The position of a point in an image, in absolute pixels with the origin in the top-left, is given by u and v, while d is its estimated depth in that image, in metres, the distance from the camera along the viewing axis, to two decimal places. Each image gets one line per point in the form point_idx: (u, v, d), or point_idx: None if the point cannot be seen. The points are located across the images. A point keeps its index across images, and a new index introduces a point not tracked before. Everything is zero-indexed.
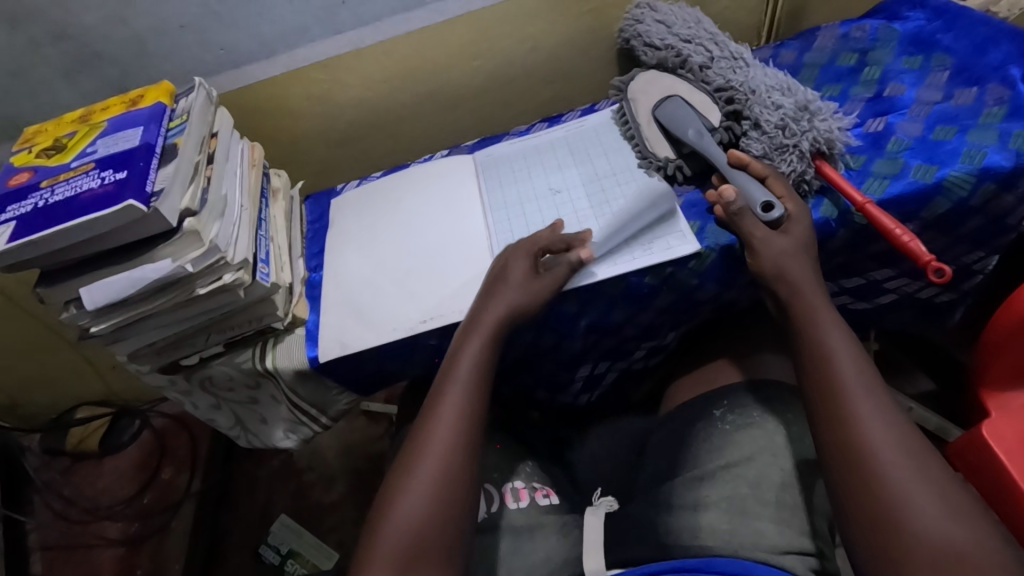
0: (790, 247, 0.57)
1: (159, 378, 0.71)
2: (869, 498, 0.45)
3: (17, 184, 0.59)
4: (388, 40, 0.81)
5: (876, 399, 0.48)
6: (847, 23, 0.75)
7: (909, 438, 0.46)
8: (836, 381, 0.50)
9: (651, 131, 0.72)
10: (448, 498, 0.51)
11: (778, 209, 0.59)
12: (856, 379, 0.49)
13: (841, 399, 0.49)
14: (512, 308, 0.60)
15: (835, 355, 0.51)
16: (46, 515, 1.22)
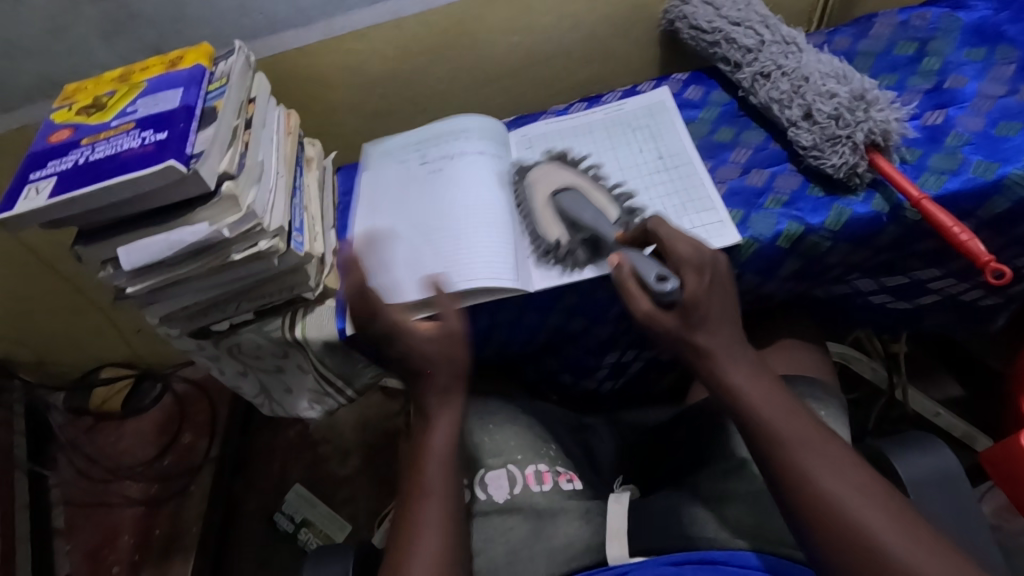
0: (676, 324, 0.52)
1: (187, 343, 0.72)
2: (853, 571, 0.42)
3: (57, 142, 0.59)
4: (427, 12, 0.79)
5: (822, 453, 0.46)
6: (907, 11, 0.72)
7: (861, 478, 0.45)
8: (776, 437, 0.47)
9: (545, 212, 0.67)
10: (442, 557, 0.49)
11: (672, 281, 0.52)
12: (796, 429, 0.47)
13: (790, 456, 0.46)
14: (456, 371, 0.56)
15: (764, 408, 0.48)
16: (68, 472, 1.24)
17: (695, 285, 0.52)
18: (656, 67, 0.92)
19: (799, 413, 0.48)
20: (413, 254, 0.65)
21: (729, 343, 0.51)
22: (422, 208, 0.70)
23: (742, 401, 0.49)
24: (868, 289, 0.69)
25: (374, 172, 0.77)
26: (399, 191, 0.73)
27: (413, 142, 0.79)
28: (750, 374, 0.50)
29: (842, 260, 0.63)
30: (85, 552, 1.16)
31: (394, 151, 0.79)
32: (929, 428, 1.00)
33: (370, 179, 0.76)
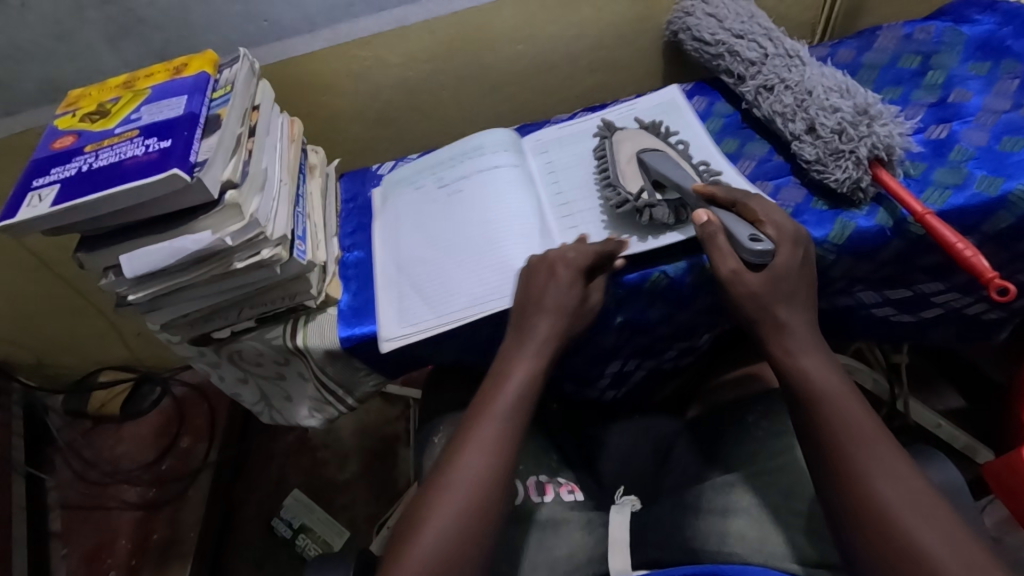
0: (762, 286, 0.54)
1: (189, 349, 0.71)
2: (887, 558, 0.43)
3: (61, 148, 0.59)
4: (432, 20, 0.79)
5: (882, 453, 0.46)
6: (911, 24, 0.72)
7: (917, 486, 0.45)
8: (841, 428, 0.48)
9: (630, 167, 0.66)
10: (474, 506, 0.48)
11: (763, 244, 0.55)
12: (865, 425, 0.48)
13: (849, 448, 0.47)
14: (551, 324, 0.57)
15: (832, 400, 0.49)
16: (66, 475, 1.24)
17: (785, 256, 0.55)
18: (660, 77, 0.92)
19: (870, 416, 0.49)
20: (434, 290, 0.66)
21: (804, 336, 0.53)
22: (442, 236, 0.70)
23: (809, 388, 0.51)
24: (871, 301, 0.69)
25: (395, 196, 0.78)
26: (413, 222, 0.73)
27: (423, 165, 0.79)
28: (823, 368, 0.51)
29: (846, 273, 0.63)
30: (83, 556, 1.15)
31: (408, 176, 0.79)
32: (929, 439, 1.00)
33: (386, 214, 0.77)
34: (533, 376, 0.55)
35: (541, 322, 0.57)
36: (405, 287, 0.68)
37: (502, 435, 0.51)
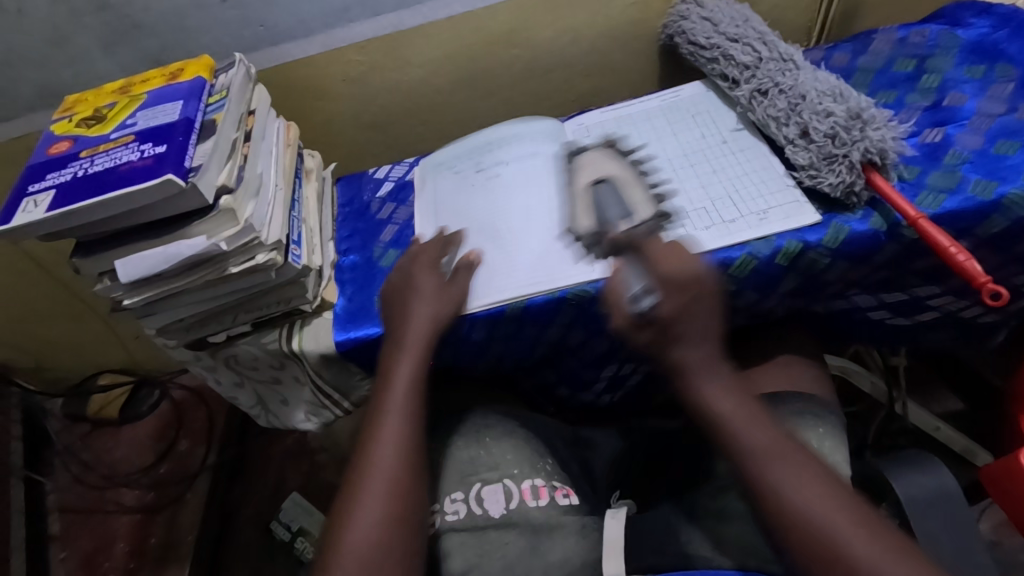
0: (652, 339, 0.53)
1: (184, 354, 0.72)
2: (807, 556, 0.43)
3: (56, 153, 0.59)
4: (427, 24, 0.79)
5: (784, 457, 0.47)
6: (906, 28, 0.72)
7: (826, 483, 0.45)
8: (744, 448, 0.48)
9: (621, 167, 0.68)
10: (394, 501, 0.51)
11: (650, 299, 0.54)
12: (762, 440, 0.48)
13: (758, 469, 0.47)
14: (432, 322, 0.61)
15: (731, 422, 0.49)
16: (65, 478, 1.24)
17: (671, 305, 0.52)
18: (656, 80, 0.92)
19: (768, 425, 0.49)
20: (474, 273, 0.66)
21: (701, 358, 0.52)
22: (483, 219, 0.70)
23: (710, 414, 0.50)
24: (867, 304, 0.69)
25: (426, 191, 0.77)
26: (452, 205, 0.73)
27: (463, 152, 0.80)
28: (722, 390, 0.51)
29: (841, 278, 0.62)
30: (80, 561, 1.14)
31: (449, 159, 0.79)
32: (927, 442, 1.00)
33: (423, 195, 0.77)
34: (417, 374, 0.59)
35: (411, 323, 0.61)
36: None
37: (405, 430, 0.56)
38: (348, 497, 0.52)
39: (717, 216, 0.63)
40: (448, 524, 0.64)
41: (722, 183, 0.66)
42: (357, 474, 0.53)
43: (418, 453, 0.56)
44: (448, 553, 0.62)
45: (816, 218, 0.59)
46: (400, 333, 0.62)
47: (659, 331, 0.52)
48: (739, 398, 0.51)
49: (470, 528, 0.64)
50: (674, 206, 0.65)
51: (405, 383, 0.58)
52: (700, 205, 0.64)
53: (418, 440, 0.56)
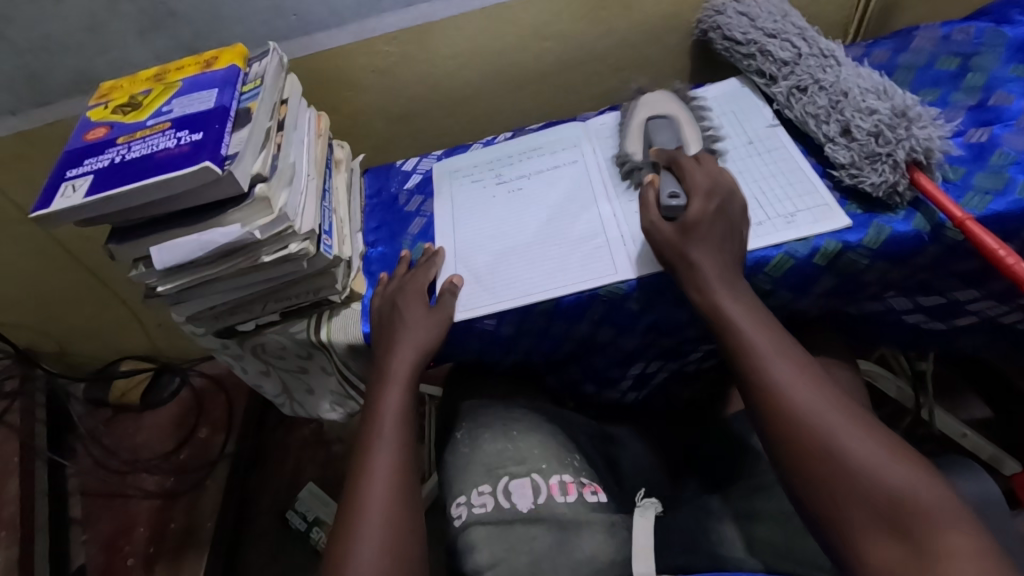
0: (673, 234, 0.57)
1: (212, 341, 0.72)
2: (810, 453, 0.44)
3: (94, 139, 0.59)
4: (459, 16, 0.79)
5: (794, 362, 0.49)
6: (950, 25, 0.70)
7: (839, 399, 0.46)
8: (758, 354, 0.50)
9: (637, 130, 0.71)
10: (392, 530, 0.52)
11: (680, 200, 0.58)
12: (768, 345, 0.50)
13: (767, 373, 0.48)
14: (416, 348, 0.62)
15: (744, 333, 0.51)
16: (87, 462, 1.25)
17: (698, 207, 0.56)
18: (687, 76, 0.91)
19: (789, 343, 0.50)
20: (495, 273, 0.66)
21: (716, 266, 0.55)
22: (504, 220, 0.70)
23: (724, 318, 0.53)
24: (902, 307, 0.68)
25: (447, 190, 0.77)
26: (472, 212, 0.73)
27: (482, 159, 0.79)
28: (741, 305, 0.53)
29: (879, 279, 0.61)
30: (102, 544, 1.15)
31: (471, 167, 0.78)
32: (954, 449, 0.98)
33: (441, 201, 0.76)
34: (402, 404, 0.60)
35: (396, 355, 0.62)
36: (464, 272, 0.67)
37: (396, 460, 0.56)
38: (344, 533, 0.52)
39: (745, 216, 0.61)
40: (475, 516, 0.62)
41: (748, 183, 0.64)
42: (349, 510, 0.53)
43: (412, 483, 0.56)
44: (473, 547, 0.60)
45: (848, 221, 0.58)
46: (384, 365, 0.62)
47: (683, 227, 0.56)
48: (764, 314, 0.53)
49: (497, 521, 0.61)
50: None
51: (392, 413, 0.59)
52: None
53: (412, 466, 0.57)
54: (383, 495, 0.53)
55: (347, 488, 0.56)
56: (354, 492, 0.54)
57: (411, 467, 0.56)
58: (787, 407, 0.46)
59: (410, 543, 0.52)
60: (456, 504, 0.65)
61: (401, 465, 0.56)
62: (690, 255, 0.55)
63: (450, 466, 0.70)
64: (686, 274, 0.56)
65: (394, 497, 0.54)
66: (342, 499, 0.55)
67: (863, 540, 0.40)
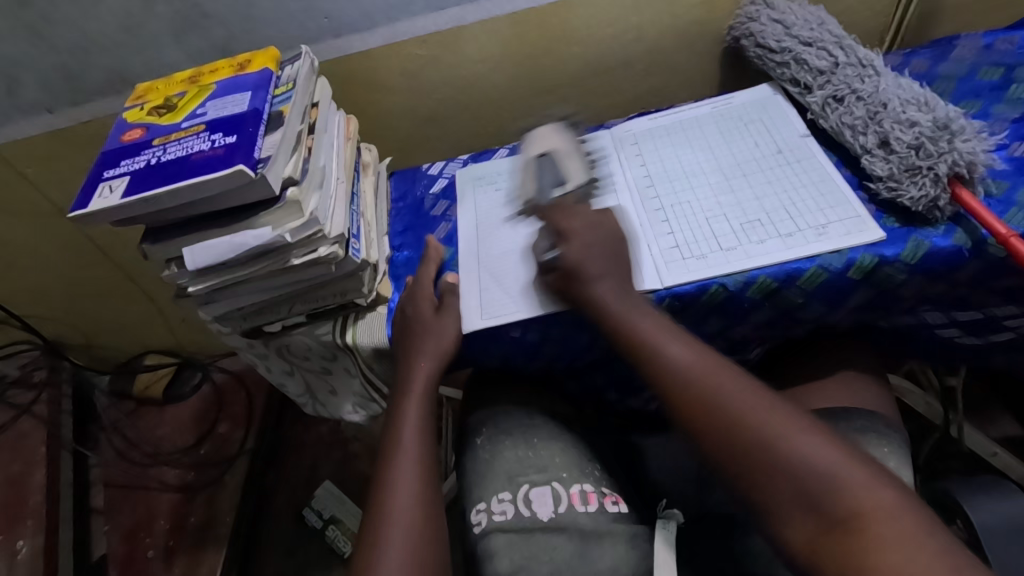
0: (557, 283, 0.58)
1: (239, 341, 0.73)
2: (734, 446, 0.45)
3: (130, 140, 0.60)
4: (489, 20, 0.79)
5: (687, 351, 0.51)
6: (992, 35, 0.69)
7: (743, 380, 0.48)
8: (664, 354, 0.51)
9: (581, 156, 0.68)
10: (420, 540, 0.51)
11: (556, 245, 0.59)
12: (671, 341, 0.52)
13: (682, 379, 0.49)
14: (434, 365, 0.62)
15: (657, 343, 0.52)
16: (110, 454, 1.27)
17: (574, 249, 0.57)
18: (716, 82, 0.90)
19: (685, 336, 0.52)
20: (520, 281, 0.65)
21: (609, 289, 0.56)
22: (526, 228, 0.70)
23: (636, 338, 0.53)
24: (937, 322, 0.66)
25: (472, 195, 0.77)
26: (495, 219, 0.72)
27: (506, 166, 0.79)
28: (649, 318, 0.54)
29: (916, 294, 0.60)
30: (122, 534, 1.17)
31: (495, 174, 0.78)
32: (984, 467, 0.96)
33: (466, 207, 0.76)
34: (421, 419, 0.60)
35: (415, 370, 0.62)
36: (488, 278, 0.67)
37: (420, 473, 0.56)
38: (368, 546, 0.51)
39: (774, 228, 0.60)
40: (495, 524, 0.63)
41: (778, 194, 0.63)
42: (373, 521, 0.53)
43: (435, 495, 0.56)
44: (493, 553, 0.61)
45: (881, 236, 0.57)
46: (402, 379, 0.63)
47: (564, 277, 0.57)
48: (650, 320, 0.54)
49: (519, 529, 0.62)
50: (729, 216, 0.63)
51: (411, 428, 0.59)
52: (756, 216, 0.62)
53: (434, 482, 0.56)
54: (409, 506, 0.53)
55: (371, 502, 0.55)
56: (377, 503, 0.54)
57: (432, 480, 0.56)
58: (716, 405, 0.47)
59: (436, 556, 0.51)
60: (475, 510, 0.66)
61: (424, 477, 0.56)
62: (579, 281, 0.57)
63: (470, 472, 0.69)
64: (588, 304, 0.56)
65: (419, 508, 0.53)
66: (365, 513, 0.55)
67: (793, 520, 0.42)
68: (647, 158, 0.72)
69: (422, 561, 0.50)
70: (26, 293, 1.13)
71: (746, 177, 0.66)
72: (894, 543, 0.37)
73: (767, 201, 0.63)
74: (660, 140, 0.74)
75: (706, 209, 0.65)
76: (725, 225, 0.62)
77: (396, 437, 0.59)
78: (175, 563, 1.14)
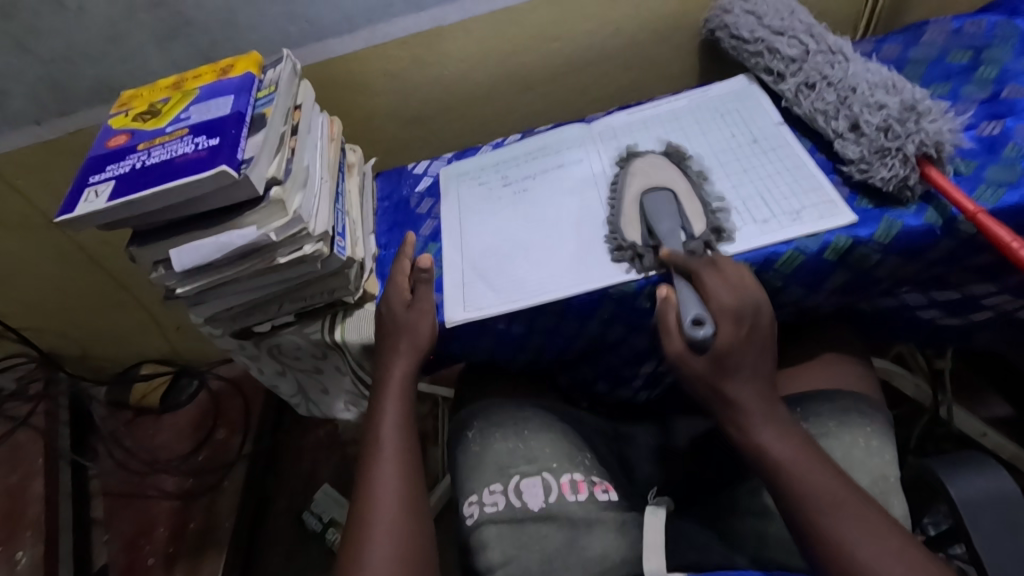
0: (706, 369, 0.53)
1: (230, 342, 0.73)
2: None
3: (115, 146, 0.61)
4: (469, 19, 0.80)
5: (854, 517, 0.46)
6: (961, 18, 0.70)
7: (913, 557, 0.44)
8: (808, 491, 0.48)
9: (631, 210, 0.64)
10: (404, 532, 0.53)
11: (705, 328, 0.52)
12: (829, 482, 0.48)
13: (823, 517, 0.47)
14: (411, 360, 0.63)
15: (802, 472, 0.49)
16: (108, 463, 1.28)
17: (728, 334, 0.52)
18: (696, 75, 0.91)
19: (846, 480, 0.49)
20: (502, 276, 0.66)
21: (762, 404, 0.52)
22: (507, 222, 0.71)
23: (773, 460, 0.50)
24: (916, 302, 0.67)
25: (455, 193, 0.78)
26: (477, 215, 0.73)
27: (488, 162, 0.80)
28: (789, 439, 0.51)
29: (892, 274, 0.61)
30: (123, 542, 1.18)
31: (478, 171, 0.79)
32: (974, 448, 0.97)
33: (449, 204, 0.77)
34: (400, 413, 0.61)
35: (394, 364, 0.63)
36: (470, 274, 0.67)
37: (403, 468, 0.57)
38: (353, 543, 0.52)
39: (750, 215, 0.61)
40: (487, 515, 0.64)
41: (753, 182, 0.65)
42: (359, 516, 0.54)
43: (418, 487, 0.57)
44: (485, 545, 0.62)
45: (854, 218, 0.58)
46: (382, 375, 0.64)
47: (714, 361, 0.52)
48: (831, 467, 0.49)
49: (508, 521, 0.63)
50: (705, 206, 0.64)
51: (391, 424, 0.60)
52: (732, 204, 0.63)
53: (415, 475, 0.57)
54: (393, 500, 0.55)
55: (354, 502, 0.56)
56: (361, 499, 0.55)
57: (415, 473, 0.58)
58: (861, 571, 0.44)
59: (420, 551, 0.52)
60: (468, 503, 0.66)
61: (406, 472, 0.57)
62: (734, 386, 0.52)
63: (462, 466, 0.70)
64: (728, 410, 0.53)
65: (402, 501, 0.55)
66: (350, 511, 0.56)
67: None
68: (626, 152, 0.73)
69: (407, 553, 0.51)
70: (20, 305, 1.14)
71: (721, 167, 0.67)
72: None
73: (742, 190, 0.64)
74: (638, 134, 0.75)
75: None
76: None
77: (378, 434, 0.60)
78: (175, 570, 1.14)
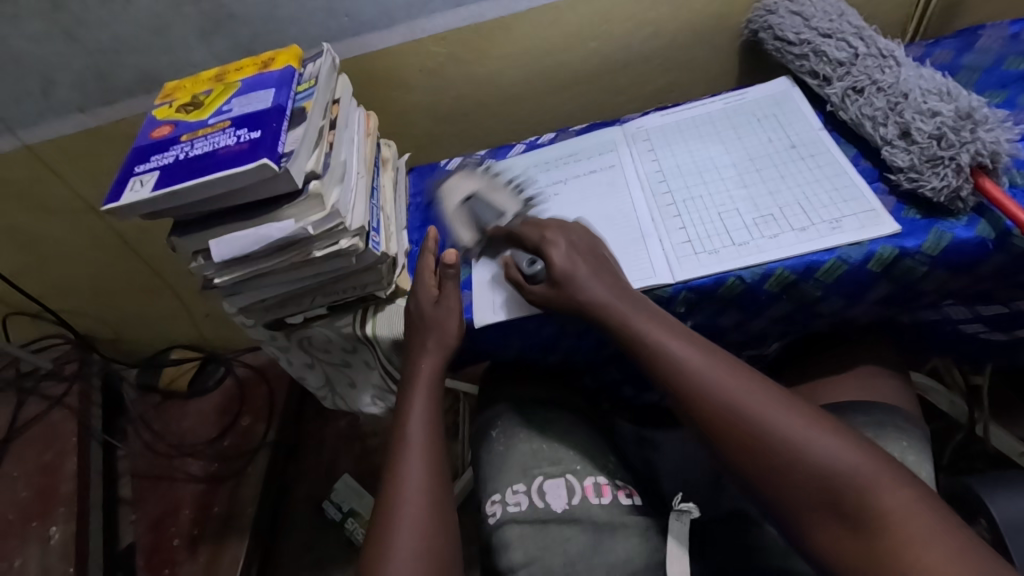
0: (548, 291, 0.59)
1: (261, 333, 0.74)
2: (758, 456, 0.46)
3: (159, 137, 0.62)
4: (507, 17, 0.80)
5: (717, 370, 0.50)
6: (1019, 24, 0.68)
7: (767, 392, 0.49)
8: (674, 363, 0.52)
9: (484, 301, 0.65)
10: (427, 529, 0.52)
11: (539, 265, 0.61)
12: (684, 351, 0.52)
13: (691, 378, 0.51)
14: (439, 359, 0.63)
15: (662, 341, 0.53)
16: (137, 445, 1.31)
17: (561, 261, 0.58)
18: (735, 77, 0.90)
19: (693, 340, 0.53)
20: None
21: (612, 291, 0.57)
22: (538, 224, 0.70)
23: (637, 337, 0.54)
24: (960, 316, 0.65)
25: (486, 192, 0.77)
26: (509, 214, 0.73)
27: (520, 162, 0.79)
28: (646, 316, 0.55)
29: (938, 288, 0.59)
30: (149, 523, 1.21)
31: (512, 171, 0.79)
32: (1008, 467, 0.94)
33: (480, 202, 0.76)
34: (429, 410, 0.62)
35: (424, 360, 0.63)
36: (502, 274, 0.67)
37: (430, 465, 0.57)
38: (378, 535, 0.53)
39: (788, 222, 0.60)
40: (509, 515, 0.64)
41: (790, 189, 0.63)
42: (384, 511, 0.54)
43: (444, 485, 0.57)
44: (507, 544, 0.62)
45: (897, 228, 0.56)
46: (410, 370, 0.64)
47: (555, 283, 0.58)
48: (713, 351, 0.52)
49: (533, 520, 0.63)
50: (741, 211, 0.63)
51: (418, 420, 0.60)
52: (769, 211, 0.62)
53: (441, 473, 0.57)
54: (418, 497, 0.55)
55: (379, 496, 0.56)
56: (388, 494, 0.56)
57: (441, 472, 0.58)
58: (742, 421, 0.48)
59: (443, 551, 0.52)
60: (490, 501, 0.66)
61: (432, 468, 0.57)
62: (584, 288, 0.57)
63: (486, 463, 0.70)
64: (600, 312, 0.56)
65: (427, 499, 0.55)
66: (375, 506, 0.56)
67: (811, 517, 0.44)
68: (660, 155, 0.72)
69: (432, 548, 0.51)
70: (58, 288, 1.17)
71: (758, 173, 0.66)
72: (911, 540, 0.40)
73: (779, 197, 0.63)
74: (675, 137, 0.74)
75: (718, 204, 0.65)
76: (738, 219, 0.62)
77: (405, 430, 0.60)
78: (199, 552, 1.16)
